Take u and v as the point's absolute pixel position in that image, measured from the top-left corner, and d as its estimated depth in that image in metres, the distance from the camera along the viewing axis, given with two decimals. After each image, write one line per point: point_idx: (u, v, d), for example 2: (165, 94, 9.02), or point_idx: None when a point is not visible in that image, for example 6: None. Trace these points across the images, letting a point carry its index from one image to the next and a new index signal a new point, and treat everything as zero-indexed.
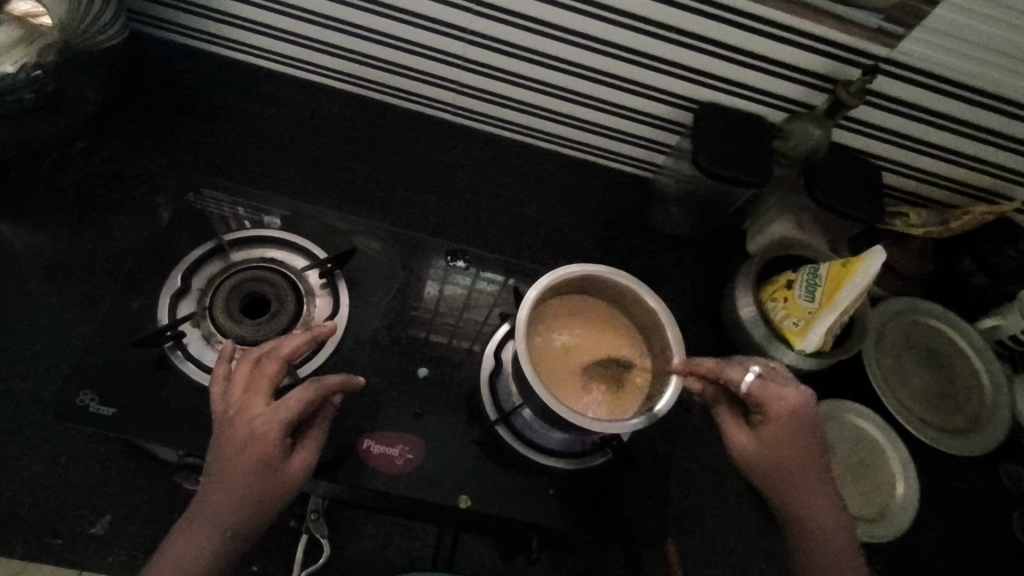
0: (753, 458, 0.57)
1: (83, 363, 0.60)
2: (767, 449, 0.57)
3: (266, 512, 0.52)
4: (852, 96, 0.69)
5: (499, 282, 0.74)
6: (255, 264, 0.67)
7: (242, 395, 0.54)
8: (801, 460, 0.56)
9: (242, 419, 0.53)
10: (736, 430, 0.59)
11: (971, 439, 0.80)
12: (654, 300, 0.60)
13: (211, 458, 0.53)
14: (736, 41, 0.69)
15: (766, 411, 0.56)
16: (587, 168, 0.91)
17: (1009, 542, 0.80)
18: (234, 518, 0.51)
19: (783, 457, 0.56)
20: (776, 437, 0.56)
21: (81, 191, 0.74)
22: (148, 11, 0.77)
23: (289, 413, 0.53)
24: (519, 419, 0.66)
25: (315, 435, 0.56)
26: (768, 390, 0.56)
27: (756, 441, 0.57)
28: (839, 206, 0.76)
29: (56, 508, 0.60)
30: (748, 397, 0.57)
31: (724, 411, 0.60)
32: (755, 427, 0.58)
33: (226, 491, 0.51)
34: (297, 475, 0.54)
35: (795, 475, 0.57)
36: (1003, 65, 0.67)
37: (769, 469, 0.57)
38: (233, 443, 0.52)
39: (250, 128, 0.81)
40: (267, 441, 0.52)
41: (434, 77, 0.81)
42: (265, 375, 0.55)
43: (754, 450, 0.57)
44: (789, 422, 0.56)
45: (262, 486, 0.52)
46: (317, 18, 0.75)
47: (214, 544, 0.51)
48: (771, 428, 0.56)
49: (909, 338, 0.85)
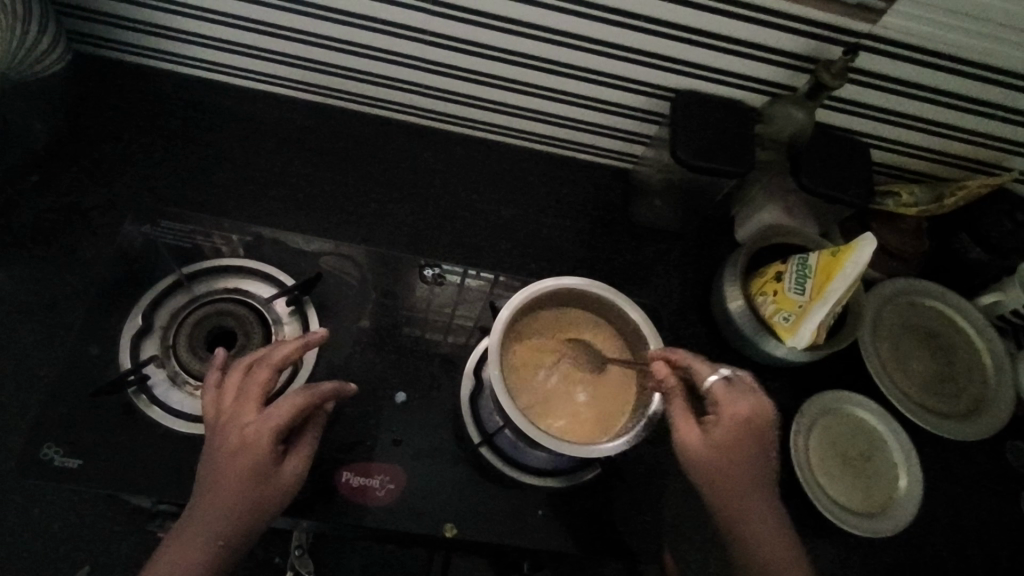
0: (702, 456, 0.51)
1: (45, 416, 0.58)
2: (721, 447, 0.52)
3: (258, 521, 0.51)
4: (834, 77, 0.65)
5: (489, 279, 0.72)
6: (220, 298, 0.64)
7: (234, 402, 0.54)
8: (749, 469, 0.52)
9: (233, 426, 0.53)
10: (688, 423, 0.53)
11: (975, 422, 0.77)
12: (639, 315, 0.59)
13: (203, 466, 0.52)
14: (706, 25, 0.65)
15: (722, 411, 0.53)
16: (565, 162, 0.87)
17: (1018, 523, 0.78)
18: (226, 530, 0.50)
19: (732, 459, 0.51)
20: (735, 437, 0.52)
21: (34, 228, 0.70)
22: (94, 33, 0.74)
23: (281, 420, 0.53)
24: (503, 440, 0.62)
25: (308, 441, 0.56)
26: (731, 392, 0.54)
27: (710, 437, 0.52)
28: (827, 191, 0.72)
29: (29, 566, 0.58)
30: (708, 396, 0.54)
31: (676, 402, 0.54)
32: (710, 425, 0.53)
33: (217, 502, 0.50)
34: (292, 482, 0.53)
35: (740, 483, 0.51)
36: (992, 34, 0.63)
37: (718, 471, 0.51)
38: (225, 451, 0.51)
39: (210, 147, 0.78)
40: (257, 448, 0.51)
41: (399, 82, 0.77)
42: (256, 382, 0.55)
43: (708, 447, 0.51)
44: (749, 429, 0.52)
45: (256, 493, 0.51)
46: (272, 30, 0.71)
47: (204, 556, 0.50)
48: (726, 427, 0.52)
49: (906, 321, 0.82)
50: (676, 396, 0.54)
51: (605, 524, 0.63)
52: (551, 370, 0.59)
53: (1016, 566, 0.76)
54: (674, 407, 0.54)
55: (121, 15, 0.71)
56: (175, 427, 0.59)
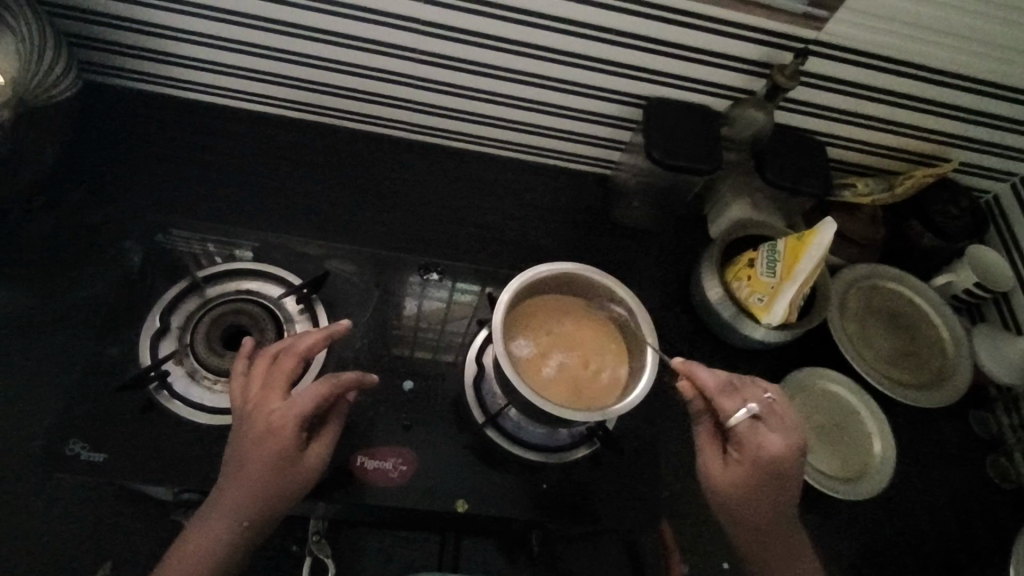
0: (717, 485, 0.61)
1: (69, 413, 0.61)
2: (730, 483, 0.60)
3: (281, 504, 0.55)
4: (787, 78, 0.73)
5: (476, 291, 0.76)
6: (233, 298, 0.68)
7: (260, 389, 0.56)
8: (762, 505, 0.60)
9: (259, 413, 0.55)
10: (710, 452, 0.62)
11: (940, 391, 0.83)
12: (627, 291, 0.64)
13: (229, 451, 0.55)
14: (670, 36, 0.73)
15: (743, 450, 0.59)
16: (547, 170, 0.93)
17: (985, 485, 0.84)
18: (250, 511, 0.54)
19: (741, 495, 0.60)
20: (747, 476, 0.59)
21: (45, 243, 0.73)
22: (102, 61, 0.79)
23: (305, 410, 0.55)
24: (507, 421, 0.68)
25: (330, 431, 0.58)
26: (751, 434, 0.59)
27: (711, 474, 0.61)
28: (789, 184, 0.79)
29: (55, 560, 0.60)
30: (734, 433, 0.60)
31: (704, 431, 0.63)
32: (729, 459, 0.61)
33: (243, 486, 0.54)
34: (314, 469, 0.56)
35: (753, 515, 0.60)
36: (923, 38, 0.71)
37: (729, 501, 0.61)
38: (251, 436, 0.54)
39: (211, 164, 0.82)
40: (282, 434, 0.54)
41: (391, 98, 0.83)
42: (282, 371, 0.57)
43: (722, 478, 0.61)
44: (765, 471, 0.58)
45: (280, 478, 0.54)
46: (271, 52, 0.77)
47: (230, 533, 0.54)
48: (742, 467, 0.59)
49: (869, 303, 0.88)
50: (704, 423, 0.63)
51: (606, 495, 0.67)
52: (551, 346, 0.64)
53: (986, 525, 0.81)
54: (701, 432, 0.63)
55: (128, 43, 0.76)
56: (196, 420, 0.62)
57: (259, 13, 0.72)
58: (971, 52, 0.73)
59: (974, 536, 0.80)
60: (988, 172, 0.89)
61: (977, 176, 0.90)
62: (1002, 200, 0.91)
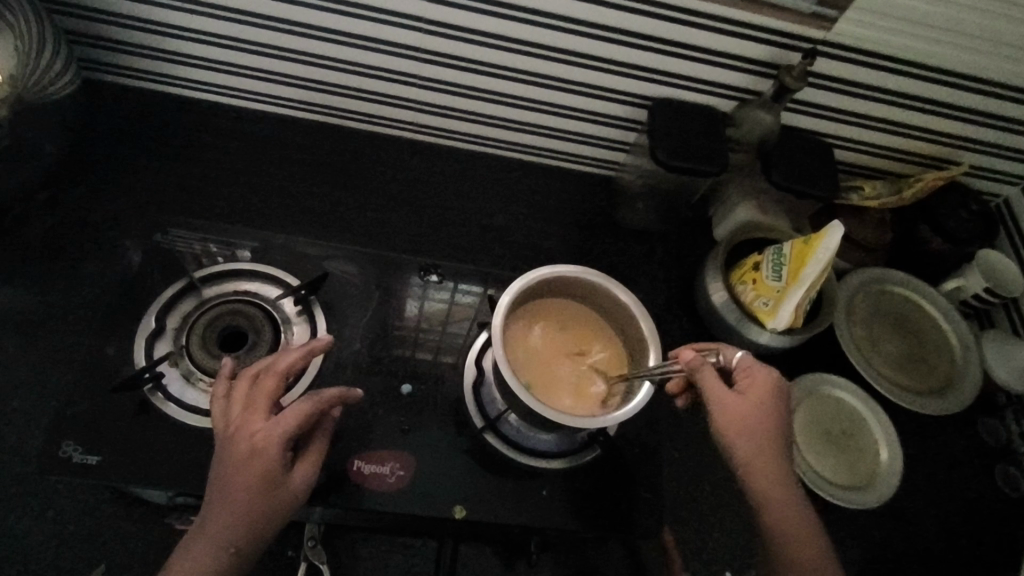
0: (736, 423, 0.57)
1: (64, 414, 0.60)
2: (754, 410, 0.58)
3: (271, 527, 0.52)
4: (795, 79, 0.71)
5: (477, 294, 0.75)
6: (230, 299, 0.68)
7: (242, 411, 0.55)
8: (774, 441, 0.58)
9: (242, 435, 0.53)
10: (721, 393, 0.58)
11: (948, 397, 0.82)
12: (630, 296, 0.62)
13: (213, 476, 0.53)
14: (676, 36, 0.71)
15: (752, 381, 0.59)
16: (551, 171, 0.92)
17: (994, 494, 0.82)
18: (238, 535, 0.51)
19: (765, 417, 0.58)
20: (761, 403, 0.58)
21: (44, 243, 0.73)
22: (103, 58, 0.78)
23: (289, 427, 0.53)
24: (506, 426, 0.67)
25: (316, 449, 0.57)
26: (755, 365, 0.60)
27: (735, 410, 0.58)
28: (796, 186, 0.77)
29: (47, 565, 0.59)
30: (739, 369, 0.60)
31: (707, 375, 0.58)
32: (739, 392, 0.59)
33: (229, 510, 0.51)
34: (300, 489, 0.54)
35: (768, 454, 0.57)
36: (935, 38, 0.70)
37: (747, 439, 0.57)
38: (235, 459, 0.52)
39: (212, 164, 0.81)
40: (268, 454, 0.52)
41: (393, 97, 0.82)
42: (264, 391, 0.55)
43: (739, 414, 0.57)
44: (775, 396, 0.59)
45: (268, 500, 0.52)
46: (274, 51, 0.76)
47: (217, 563, 0.51)
48: (756, 396, 0.58)
49: (876, 307, 0.87)
50: (706, 372, 0.59)
51: (608, 501, 0.66)
52: (551, 353, 0.63)
53: (995, 535, 0.80)
54: (705, 381, 0.58)
55: (127, 40, 0.75)
56: (192, 422, 0.61)
57: (260, 10, 0.71)
58: (982, 53, 0.71)
59: (982, 546, 0.79)
60: (998, 175, 0.88)
61: (988, 180, 0.89)
62: (1013, 205, 0.90)
